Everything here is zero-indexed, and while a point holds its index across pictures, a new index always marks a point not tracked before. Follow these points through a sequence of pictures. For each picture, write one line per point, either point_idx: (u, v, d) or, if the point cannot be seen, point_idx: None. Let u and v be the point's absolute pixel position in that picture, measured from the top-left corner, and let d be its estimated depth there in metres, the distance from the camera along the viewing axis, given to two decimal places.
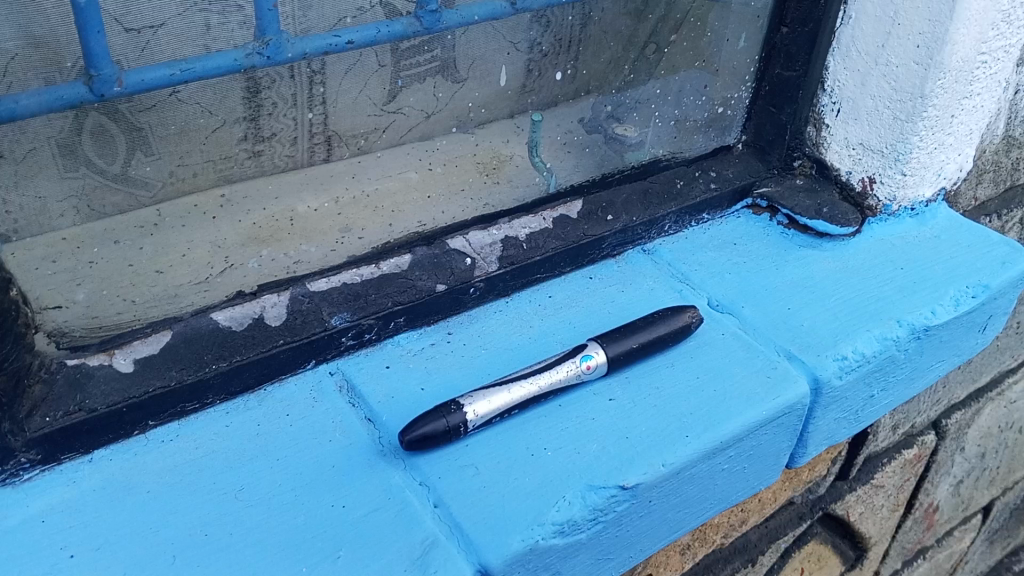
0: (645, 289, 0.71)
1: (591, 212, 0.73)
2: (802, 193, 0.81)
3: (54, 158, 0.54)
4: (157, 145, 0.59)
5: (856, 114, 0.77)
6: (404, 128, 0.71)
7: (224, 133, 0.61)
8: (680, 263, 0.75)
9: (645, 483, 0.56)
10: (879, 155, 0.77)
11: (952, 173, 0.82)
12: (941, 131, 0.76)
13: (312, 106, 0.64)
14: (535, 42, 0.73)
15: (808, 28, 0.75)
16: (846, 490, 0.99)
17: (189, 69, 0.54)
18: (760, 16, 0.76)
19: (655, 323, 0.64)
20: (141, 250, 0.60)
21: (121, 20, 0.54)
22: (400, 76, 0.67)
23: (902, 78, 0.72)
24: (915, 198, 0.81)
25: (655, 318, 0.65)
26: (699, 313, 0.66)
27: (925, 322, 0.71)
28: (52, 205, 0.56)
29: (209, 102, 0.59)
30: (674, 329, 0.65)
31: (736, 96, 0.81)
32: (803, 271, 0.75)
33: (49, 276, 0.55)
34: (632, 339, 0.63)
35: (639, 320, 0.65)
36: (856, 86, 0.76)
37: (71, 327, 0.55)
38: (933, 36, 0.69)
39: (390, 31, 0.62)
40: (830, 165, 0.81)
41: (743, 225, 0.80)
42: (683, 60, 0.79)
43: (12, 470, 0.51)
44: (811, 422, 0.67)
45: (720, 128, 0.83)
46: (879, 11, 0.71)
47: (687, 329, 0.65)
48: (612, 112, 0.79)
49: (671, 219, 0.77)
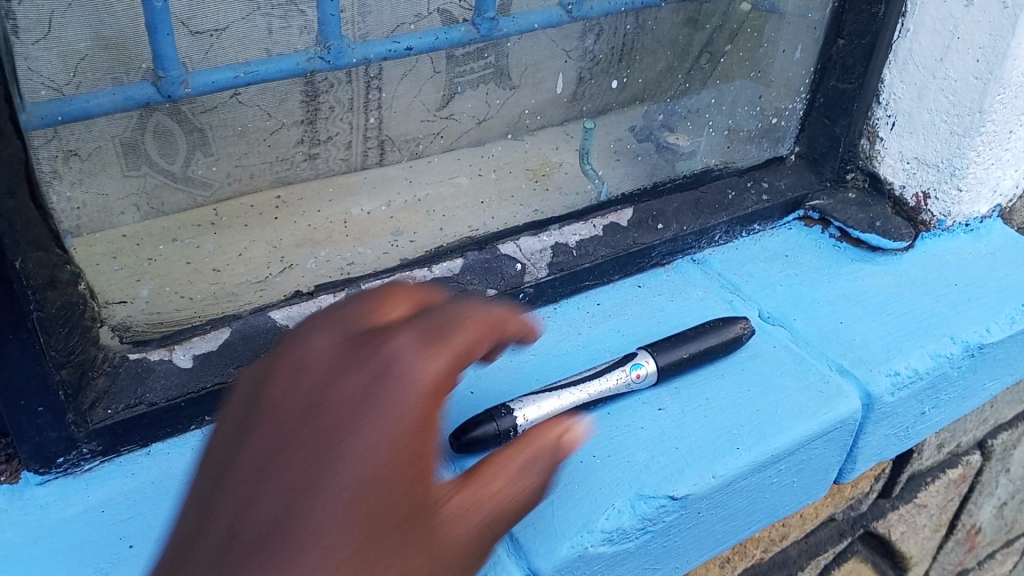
0: (695, 300, 0.71)
1: (642, 221, 0.73)
2: (855, 206, 0.80)
3: (117, 157, 0.59)
4: (216, 146, 0.64)
5: (912, 127, 0.76)
6: (457, 133, 0.76)
7: (283, 135, 0.67)
8: (729, 274, 0.74)
9: (695, 493, 0.56)
10: (934, 169, 0.76)
11: (1009, 189, 0.81)
12: (998, 147, 0.75)
13: (369, 111, 0.70)
14: (588, 51, 0.75)
15: (866, 40, 0.73)
16: (888, 508, 0.97)
17: (253, 72, 0.57)
18: (816, 27, 0.75)
19: (705, 334, 0.64)
20: (200, 249, 0.62)
21: (187, 23, 0.57)
22: (455, 83, 0.73)
23: (960, 92, 0.71)
24: (970, 214, 0.80)
25: (706, 329, 0.64)
26: (751, 324, 0.66)
27: (980, 340, 0.70)
28: (114, 202, 0.59)
29: (268, 105, 0.64)
30: (725, 340, 0.64)
31: (790, 107, 0.79)
32: (856, 284, 0.74)
33: (111, 273, 0.56)
34: (681, 349, 0.62)
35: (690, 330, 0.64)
36: (912, 99, 0.75)
37: (134, 321, 0.56)
38: (993, 51, 0.68)
39: (448, 38, 0.64)
40: (883, 178, 0.80)
41: (794, 237, 0.80)
42: (738, 71, 0.79)
43: (74, 460, 0.53)
44: (862, 438, 0.67)
45: (773, 140, 0.81)
46: (939, 24, 0.71)
47: (739, 340, 0.65)
48: (665, 121, 0.80)
49: (721, 229, 0.76)
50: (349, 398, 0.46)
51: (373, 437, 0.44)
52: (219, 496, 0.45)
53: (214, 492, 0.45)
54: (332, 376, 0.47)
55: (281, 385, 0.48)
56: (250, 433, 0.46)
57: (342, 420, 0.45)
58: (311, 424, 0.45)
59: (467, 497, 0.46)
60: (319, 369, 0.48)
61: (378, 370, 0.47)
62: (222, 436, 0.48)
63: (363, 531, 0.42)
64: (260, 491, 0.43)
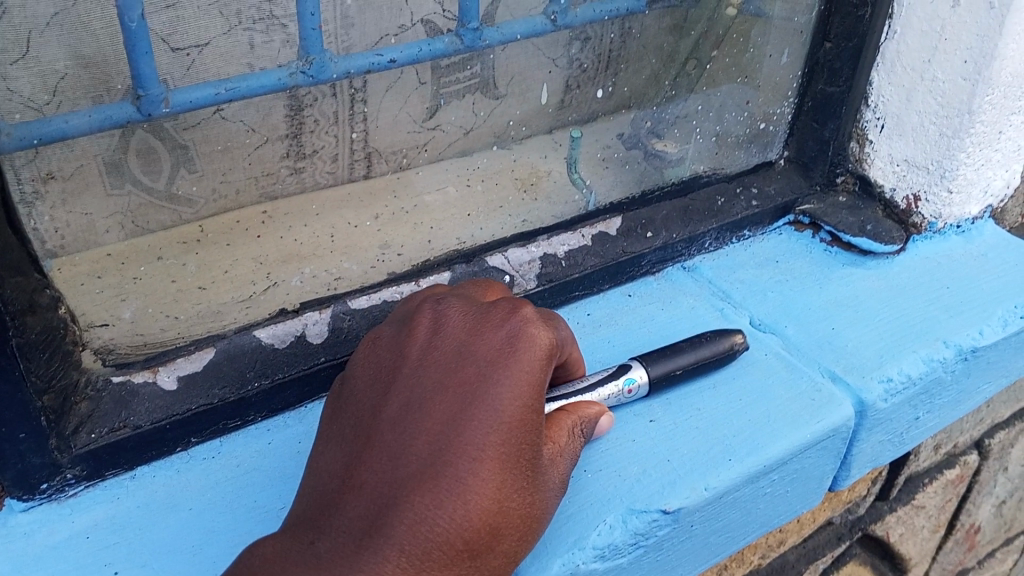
0: (686, 308, 0.70)
1: (631, 229, 0.73)
2: (845, 210, 0.79)
3: (100, 175, 0.59)
4: (200, 162, 0.64)
5: (901, 130, 0.75)
6: (444, 144, 0.75)
7: (267, 150, 0.67)
8: (720, 281, 0.74)
9: (687, 506, 0.55)
10: (924, 172, 0.75)
11: (999, 189, 0.81)
12: (988, 148, 0.74)
13: (354, 124, 0.70)
14: (573, 58, 0.75)
15: (852, 43, 0.73)
16: (886, 511, 0.97)
17: (235, 89, 0.57)
18: (802, 31, 0.75)
19: (699, 345, 0.63)
20: (185, 267, 0.61)
21: (168, 40, 0.58)
22: (439, 94, 0.72)
23: (948, 94, 0.71)
24: (961, 215, 0.79)
25: (700, 341, 0.63)
26: (745, 339, 0.65)
27: (972, 343, 0.69)
28: (99, 221, 0.59)
29: (253, 120, 0.65)
30: (718, 353, 0.63)
31: (779, 111, 0.79)
32: (847, 289, 0.74)
33: (94, 294, 0.55)
34: (674, 362, 0.61)
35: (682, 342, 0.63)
36: (900, 102, 0.74)
37: (117, 344, 0.55)
38: (981, 52, 0.67)
39: (432, 49, 0.64)
40: (873, 182, 0.80)
41: (785, 242, 0.79)
42: (724, 77, 0.78)
43: (58, 485, 0.52)
44: (856, 445, 0.66)
45: (761, 145, 0.81)
46: (926, 26, 0.70)
47: (733, 353, 0.64)
48: (652, 129, 0.79)
49: (711, 236, 0.76)
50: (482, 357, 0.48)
51: (509, 399, 0.46)
52: (352, 449, 0.47)
53: (343, 442, 0.48)
54: (465, 333, 0.50)
55: (387, 354, 0.51)
56: (399, 380, 0.49)
57: (488, 372, 0.47)
58: (451, 375, 0.48)
59: (553, 465, 0.49)
60: (461, 324, 0.51)
61: (512, 332, 0.49)
62: (342, 415, 0.50)
63: (497, 491, 0.45)
64: (400, 448, 0.45)
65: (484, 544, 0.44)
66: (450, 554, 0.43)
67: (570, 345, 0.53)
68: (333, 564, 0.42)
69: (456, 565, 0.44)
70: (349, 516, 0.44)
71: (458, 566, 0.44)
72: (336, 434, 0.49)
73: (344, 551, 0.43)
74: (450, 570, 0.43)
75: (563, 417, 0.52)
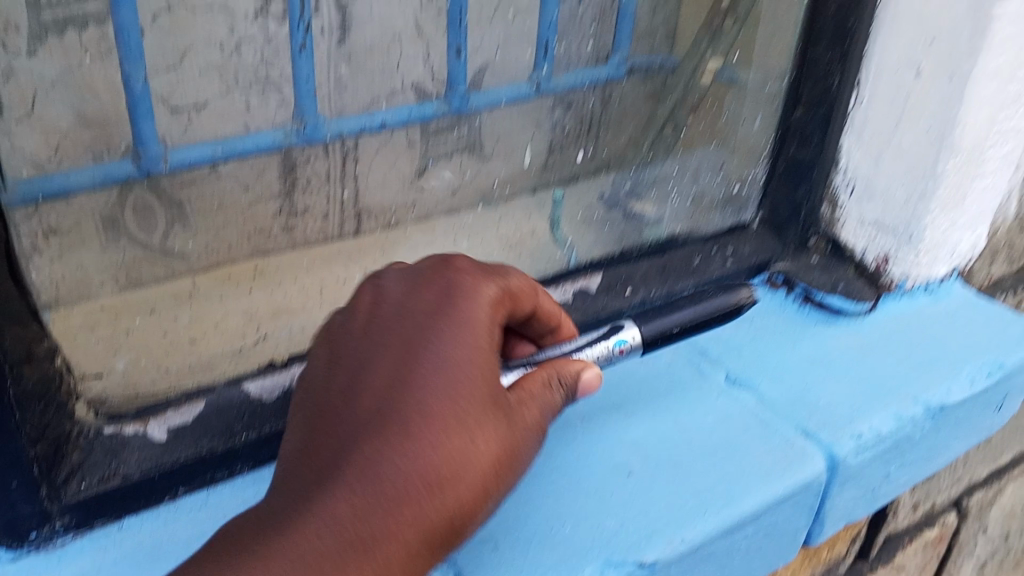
0: (664, 364, 0.72)
1: (612, 286, 0.74)
2: (818, 270, 0.82)
3: (98, 228, 0.71)
4: (193, 220, 0.79)
5: (870, 193, 0.78)
6: (430, 201, 0.91)
7: (260, 208, 0.82)
8: (697, 336, 0.76)
9: (664, 559, 0.56)
10: (893, 233, 0.79)
11: (965, 252, 0.84)
12: (953, 211, 0.78)
13: (346, 184, 0.89)
14: (558, 123, 0.96)
15: (823, 109, 0.76)
16: (866, 570, 0.98)
17: (227, 147, 0.78)
18: (775, 97, 0.79)
19: (699, 301, 0.64)
20: (176, 320, 0.66)
21: (168, 100, 0.74)
22: (427, 157, 0.92)
23: (914, 159, 0.74)
24: (929, 276, 0.83)
25: (700, 297, 0.64)
26: (756, 295, 0.66)
27: (941, 400, 0.72)
28: (92, 274, 0.66)
29: (247, 178, 0.81)
30: (721, 309, 0.64)
31: (751, 173, 0.83)
32: (820, 346, 0.76)
33: (88, 347, 0.58)
34: (672, 319, 0.62)
35: (684, 300, 0.64)
36: (869, 166, 0.77)
37: (109, 395, 0.56)
38: (944, 119, 0.71)
39: (420, 113, 0.89)
40: (844, 245, 0.82)
41: (760, 300, 0.81)
42: (699, 141, 0.89)
43: (46, 534, 0.53)
44: (829, 499, 0.68)
45: (735, 208, 0.84)
46: (892, 94, 0.73)
47: (738, 310, 0.65)
48: (630, 187, 0.91)
49: (689, 292, 0.77)
50: (423, 313, 0.51)
51: (447, 344, 0.49)
52: (307, 418, 0.49)
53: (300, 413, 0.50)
54: (402, 300, 0.53)
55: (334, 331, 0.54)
56: (348, 350, 0.51)
57: (429, 324, 0.50)
58: (392, 335, 0.51)
59: (518, 407, 0.50)
60: (399, 292, 0.54)
61: (446, 287, 0.52)
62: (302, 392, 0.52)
63: (446, 429, 0.46)
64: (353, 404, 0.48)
65: (447, 479, 0.46)
66: (412, 490, 0.45)
67: (521, 294, 0.56)
68: (294, 509, 0.44)
69: (420, 500, 0.45)
70: (306, 471, 0.46)
71: (422, 501, 0.45)
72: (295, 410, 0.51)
73: (303, 495, 0.45)
74: (412, 505, 0.45)
75: (538, 372, 0.53)
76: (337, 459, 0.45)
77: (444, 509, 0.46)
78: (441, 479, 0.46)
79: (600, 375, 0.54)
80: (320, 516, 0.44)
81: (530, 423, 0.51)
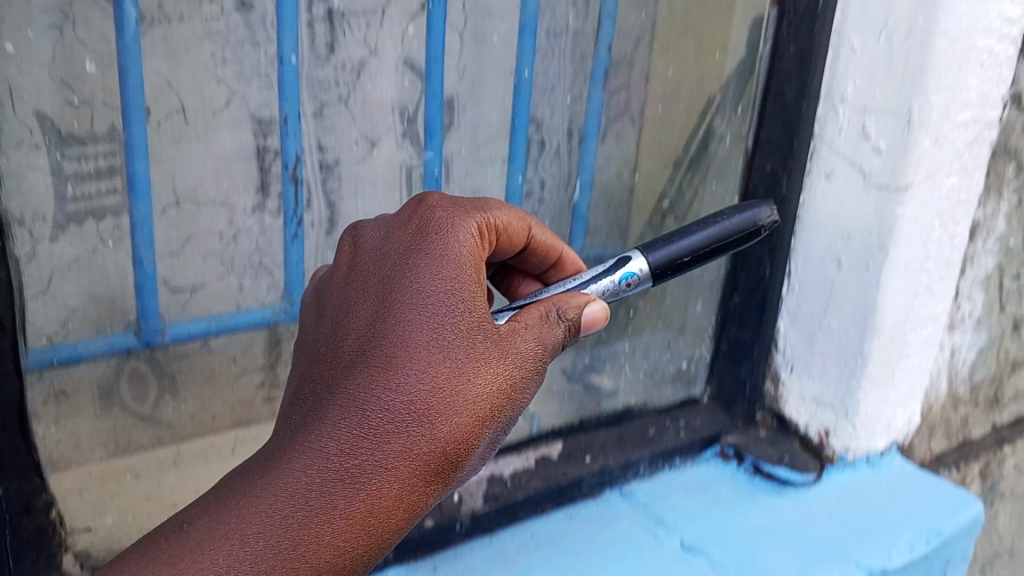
0: (622, 531, 0.76)
1: (572, 453, 0.81)
2: (765, 443, 0.88)
3: (92, 401, 0.67)
4: (184, 392, 0.73)
5: (807, 371, 0.86)
6: None
7: (246, 378, 0.77)
8: (654, 505, 0.80)
9: None
10: (831, 408, 0.85)
11: (901, 426, 0.91)
12: (883, 387, 0.85)
13: None
14: None
15: (757, 295, 0.86)
16: None
17: (223, 323, 0.73)
18: (714, 286, 0.88)
19: (709, 224, 0.63)
20: (163, 481, 0.70)
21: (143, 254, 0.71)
22: None
23: (843, 339, 0.82)
24: (869, 449, 0.88)
25: (710, 220, 0.63)
26: (774, 212, 0.64)
27: (882, 565, 0.76)
28: (84, 440, 0.67)
29: (236, 351, 0.75)
30: (734, 228, 0.63)
31: (699, 351, 0.91)
32: (769, 515, 0.81)
33: (78, 506, 0.63)
34: (684, 244, 0.62)
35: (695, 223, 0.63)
36: (804, 346, 0.85)
37: (96, 550, 0.63)
38: (864, 304, 0.79)
39: None
40: (788, 419, 0.89)
41: (712, 471, 0.87)
42: (647, 322, 0.90)
43: None
44: None
45: (685, 381, 0.92)
46: (818, 282, 0.82)
47: (755, 232, 0.64)
48: (590, 364, 0.88)
49: (644, 462, 0.84)
50: (403, 253, 0.54)
51: (428, 280, 0.51)
52: (306, 368, 0.53)
53: (303, 361, 0.54)
54: (384, 240, 0.55)
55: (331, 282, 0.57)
56: (338, 296, 0.54)
57: (407, 263, 0.52)
58: (376, 278, 0.53)
59: (510, 336, 0.53)
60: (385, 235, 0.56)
61: (423, 226, 0.54)
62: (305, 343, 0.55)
63: (431, 359, 0.49)
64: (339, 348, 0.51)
65: (432, 408, 0.49)
66: (395, 422, 0.48)
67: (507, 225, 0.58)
68: (283, 451, 0.48)
69: (404, 429, 0.48)
70: (298, 415, 0.49)
71: (407, 430, 0.48)
72: (298, 364, 0.54)
73: (293, 438, 0.48)
74: (395, 437, 0.48)
75: (534, 306, 0.55)
76: (323, 402, 0.49)
77: (430, 438, 0.49)
78: (427, 409, 0.48)
79: (604, 310, 0.57)
80: (305, 455, 0.47)
81: (525, 348, 0.53)
